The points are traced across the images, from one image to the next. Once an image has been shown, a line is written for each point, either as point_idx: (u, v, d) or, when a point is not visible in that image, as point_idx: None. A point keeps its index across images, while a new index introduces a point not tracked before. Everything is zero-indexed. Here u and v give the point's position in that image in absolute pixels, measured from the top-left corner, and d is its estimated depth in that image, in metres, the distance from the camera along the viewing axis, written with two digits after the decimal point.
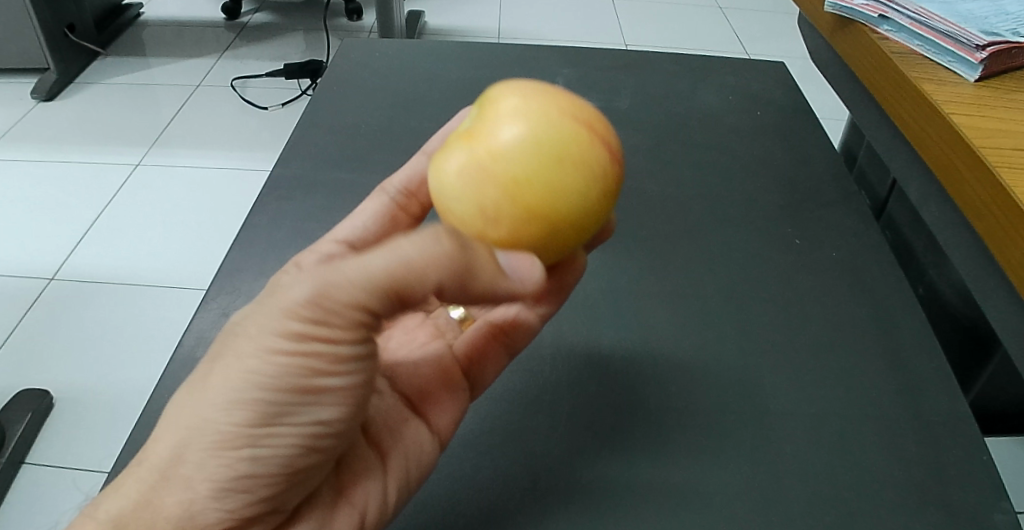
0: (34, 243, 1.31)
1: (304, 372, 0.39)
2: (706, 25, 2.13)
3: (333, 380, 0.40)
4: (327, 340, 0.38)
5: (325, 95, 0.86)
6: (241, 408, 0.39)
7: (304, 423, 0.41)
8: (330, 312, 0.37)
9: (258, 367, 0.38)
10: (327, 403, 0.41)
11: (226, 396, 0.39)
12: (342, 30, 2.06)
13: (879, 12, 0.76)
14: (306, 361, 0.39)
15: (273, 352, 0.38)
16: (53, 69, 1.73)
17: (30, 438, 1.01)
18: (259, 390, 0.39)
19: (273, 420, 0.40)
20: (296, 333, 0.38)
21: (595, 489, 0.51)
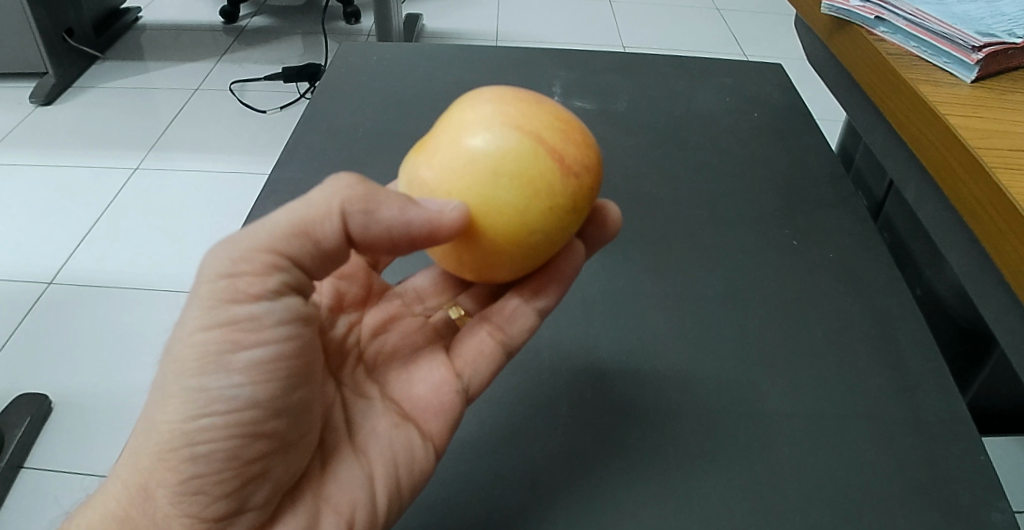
0: (32, 247, 1.31)
1: (230, 346, 0.41)
2: (703, 27, 2.14)
3: (256, 353, 0.42)
4: (246, 307, 0.41)
5: (323, 98, 0.86)
6: (183, 396, 0.41)
7: (240, 403, 0.42)
8: (240, 273, 0.41)
9: (181, 348, 0.41)
10: (257, 379, 0.42)
11: (169, 387, 0.41)
12: (340, 33, 2.07)
13: (875, 13, 0.76)
14: (227, 333, 0.41)
15: (195, 330, 0.41)
16: (52, 73, 1.74)
17: (30, 441, 1.01)
18: (193, 376, 0.41)
19: (207, 406, 0.41)
20: (213, 306, 0.41)
21: (592, 491, 0.51)
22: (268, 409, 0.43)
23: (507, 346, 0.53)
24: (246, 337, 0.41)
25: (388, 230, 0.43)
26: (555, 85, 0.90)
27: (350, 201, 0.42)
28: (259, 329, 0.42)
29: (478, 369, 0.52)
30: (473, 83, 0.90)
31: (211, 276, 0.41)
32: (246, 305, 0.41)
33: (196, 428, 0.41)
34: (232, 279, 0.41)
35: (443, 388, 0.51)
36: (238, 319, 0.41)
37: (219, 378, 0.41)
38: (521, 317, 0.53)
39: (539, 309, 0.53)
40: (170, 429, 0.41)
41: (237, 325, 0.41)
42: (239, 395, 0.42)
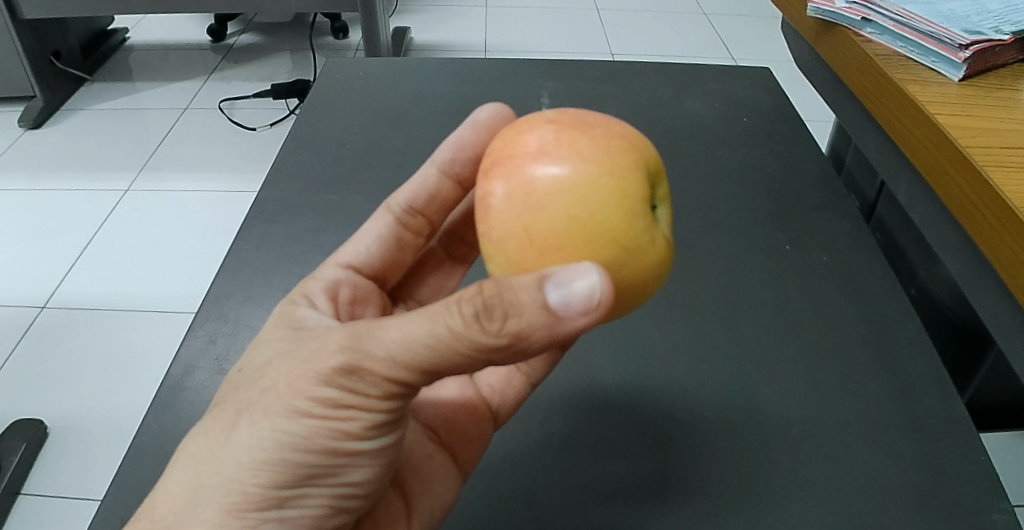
0: (24, 272, 1.31)
1: (338, 436, 0.40)
2: (691, 33, 2.15)
3: (366, 444, 0.42)
4: (364, 409, 0.39)
5: (310, 116, 0.86)
6: (274, 469, 0.40)
7: (337, 484, 0.42)
8: (365, 379, 0.38)
9: (288, 427, 0.39)
10: (360, 466, 0.42)
11: (261, 456, 0.39)
12: (328, 48, 2.07)
13: (862, 15, 0.76)
14: (342, 426, 0.40)
15: (309, 415, 0.39)
16: (40, 96, 1.73)
17: (26, 467, 1.00)
18: (289, 451, 0.40)
19: (302, 481, 0.41)
20: (329, 400, 0.39)
21: (597, 478, 0.52)
22: (360, 488, 0.43)
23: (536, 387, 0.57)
24: (360, 431, 0.41)
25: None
26: (542, 95, 0.89)
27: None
28: (368, 428, 0.41)
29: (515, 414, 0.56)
30: (460, 96, 0.90)
31: (330, 376, 0.38)
32: (362, 408, 0.39)
33: (281, 496, 0.41)
34: (352, 385, 0.38)
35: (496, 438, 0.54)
36: (354, 417, 0.40)
37: (323, 463, 0.41)
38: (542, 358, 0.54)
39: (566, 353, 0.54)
40: (254, 497, 0.40)
41: (349, 421, 0.40)
42: (340, 477, 0.42)
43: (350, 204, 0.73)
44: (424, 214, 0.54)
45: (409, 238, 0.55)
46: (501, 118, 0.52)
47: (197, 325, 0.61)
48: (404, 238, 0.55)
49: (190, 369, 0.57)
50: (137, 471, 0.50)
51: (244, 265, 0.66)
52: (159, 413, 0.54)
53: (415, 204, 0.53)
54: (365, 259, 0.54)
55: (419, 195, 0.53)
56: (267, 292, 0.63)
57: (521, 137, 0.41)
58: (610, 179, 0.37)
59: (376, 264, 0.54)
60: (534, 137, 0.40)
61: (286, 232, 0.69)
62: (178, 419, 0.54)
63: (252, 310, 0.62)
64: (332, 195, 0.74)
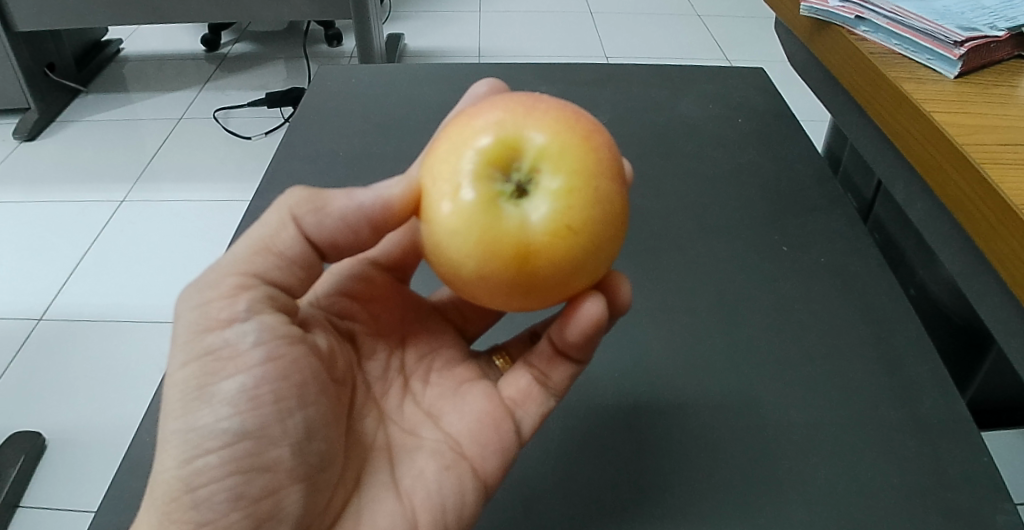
0: (20, 284, 1.31)
1: (211, 378, 0.41)
2: (685, 34, 2.15)
3: (237, 377, 0.41)
4: (219, 334, 0.41)
5: (302, 124, 0.86)
6: (178, 440, 0.40)
7: (228, 432, 0.41)
8: (213, 308, 0.41)
9: (171, 391, 0.41)
10: (244, 410, 0.41)
11: (166, 433, 0.41)
12: (322, 56, 2.07)
13: (855, 13, 0.76)
14: (206, 366, 0.41)
15: (181, 365, 0.41)
16: (34, 108, 1.74)
17: (25, 479, 1.00)
18: (177, 414, 0.41)
19: (203, 441, 0.40)
20: (189, 340, 0.41)
21: (595, 488, 0.51)
22: (253, 429, 0.41)
23: (551, 391, 0.50)
24: (225, 367, 0.41)
25: (343, 221, 0.43)
26: None
27: (298, 205, 0.43)
28: (235, 356, 0.41)
29: (529, 412, 0.49)
30: (452, 102, 0.90)
31: (185, 318, 0.42)
32: (221, 332, 0.41)
33: (194, 463, 0.40)
34: (203, 309, 0.42)
35: (488, 417, 0.49)
36: (218, 350, 0.41)
37: (205, 413, 0.40)
38: (559, 367, 0.49)
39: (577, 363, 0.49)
40: (167, 481, 0.40)
41: (217, 354, 0.41)
42: (230, 427, 0.41)
43: None
44: None
45: None
46: (497, 88, 0.54)
47: None
48: None
49: None
50: (130, 485, 0.50)
51: None
52: (151, 425, 0.54)
53: None
54: (385, 252, 0.53)
55: None
56: None
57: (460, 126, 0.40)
58: (548, 182, 0.37)
59: (395, 256, 0.53)
60: (473, 124, 0.39)
61: None
62: None
63: None
64: None
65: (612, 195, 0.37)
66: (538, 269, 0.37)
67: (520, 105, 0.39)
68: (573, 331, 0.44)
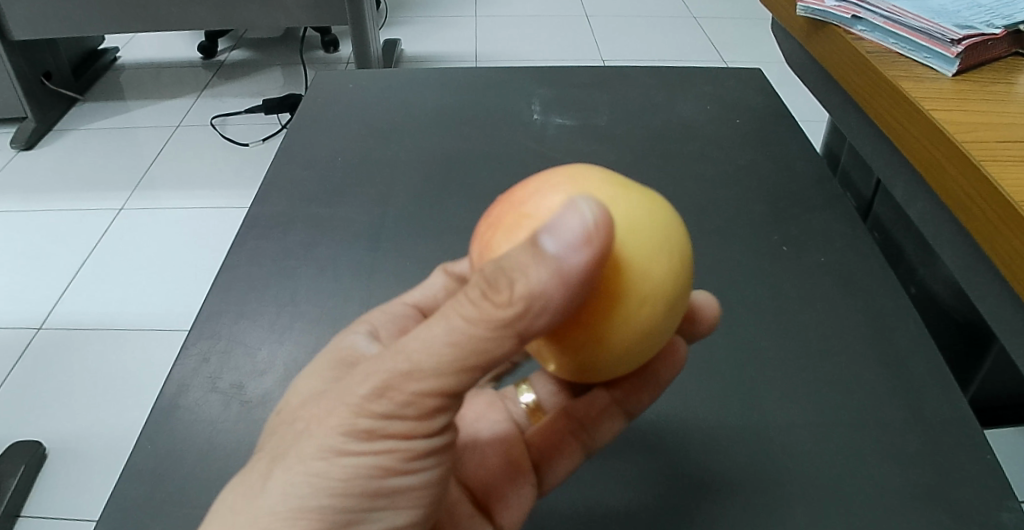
0: (19, 293, 1.30)
1: (381, 474, 0.38)
2: (681, 36, 2.15)
3: (404, 478, 0.39)
4: (404, 436, 0.37)
5: (300, 130, 0.86)
6: (318, 522, 0.37)
7: (371, 526, 0.39)
8: (403, 405, 0.36)
9: (324, 470, 0.37)
10: (400, 505, 0.40)
11: (295, 505, 0.36)
12: (319, 62, 2.07)
13: (852, 12, 0.76)
14: (379, 463, 0.37)
15: (339, 454, 0.36)
16: (31, 117, 1.73)
17: (25, 489, 0.99)
18: (325, 496, 0.37)
19: (344, 527, 0.38)
20: (365, 431, 0.36)
21: (604, 495, 0.50)
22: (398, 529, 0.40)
23: (591, 446, 0.50)
24: (393, 468, 0.38)
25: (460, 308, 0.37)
26: (533, 102, 0.89)
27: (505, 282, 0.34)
28: (412, 462, 0.38)
29: (560, 469, 0.50)
30: (451, 106, 0.89)
31: (373, 409, 0.36)
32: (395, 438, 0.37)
33: None
34: (396, 416, 0.36)
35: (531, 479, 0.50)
36: (388, 450, 0.37)
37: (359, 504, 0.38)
38: (610, 421, 0.50)
39: (629, 415, 0.50)
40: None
41: (389, 456, 0.37)
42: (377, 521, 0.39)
43: (343, 218, 0.72)
44: None
45: None
46: None
47: (189, 343, 0.60)
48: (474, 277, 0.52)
49: (184, 388, 0.56)
50: (133, 493, 0.49)
51: (237, 281, 0.66)
52: (153, 433, 0.53)
53: None
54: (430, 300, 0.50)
55: None
56: (261, 310, 0.63)
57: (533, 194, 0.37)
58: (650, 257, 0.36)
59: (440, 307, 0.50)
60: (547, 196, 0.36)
61: (279, 248, 0.69)
62: (173, 440, 0.53)
63: (245, 328, 0.61)
64: (322, 209, 0.74)
65: (691, 271, 0.38)
66: (637, 345, 0.37)
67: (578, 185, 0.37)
68: (664, 366, 0.48)
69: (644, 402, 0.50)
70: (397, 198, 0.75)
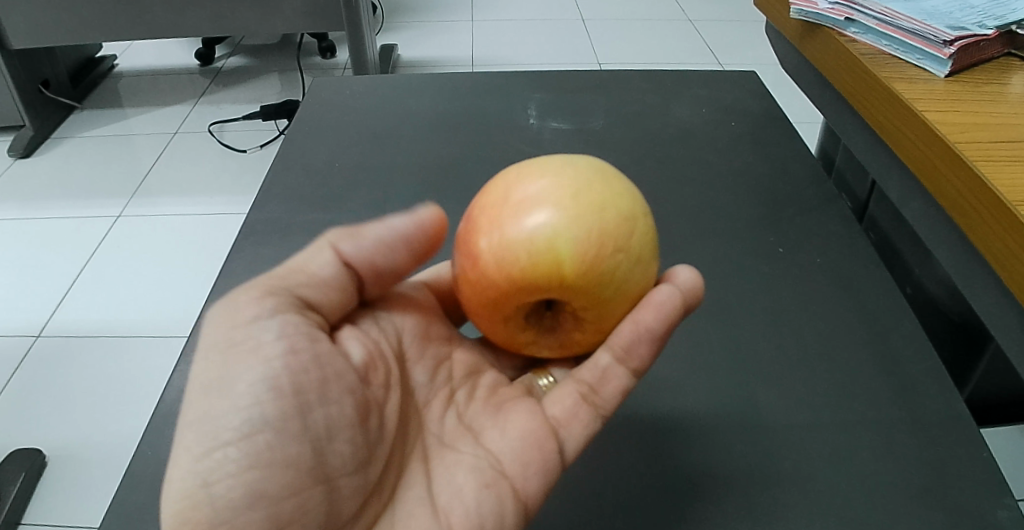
0: (17, 302, 1.30)
1: (232, 367, 0.42)
2: (677, 39, 2.16)
3: (267, 370, 0.42)
4: (248, 324, 0.43)
5: (298, 136, 0.86)
6: (207, 424, 0.40)
7: (249, 422, 0.40)
8: (257, 304, 0.44)
9: (203, 377, 0.42)
10: (265, 400, 0.41)
11: (193, 418, 0.41)
12: (316, 68, 2.08)
13: (845, 14, 0.77)
14: (232, 357, 0.42)
15: (212, 361, 0.42)
16: (29, 125, 1.73)
17: (26, 496, 0.99)
18: (212, 395, 0.41)
19: (228, 431, 0.40)
20: (228, 332, 0.43)
21: (605, 489, 0.51)
22: (279, 423, 0.41)
23: (601, 409, 0.49)
24: (248, 357, 0.42)
25: (386, 249, 0.47)
26: (530, 106, 0.90)
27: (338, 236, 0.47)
28: (259, 349, 0.42)
29: (575, 433, 0.48)
30: (448, 111, 0.90)
31: (222, 315, 0.44)
32: (246, 327, 0.43)
33: (216, 455, 0.40)
34: (239, 314, 0.43)
35: (541, 442, 0.47)
36: (241, 343, 0.43)
37: (225, 403, 0.41)
38: (615, 379, 0.48)
39: (634, 370, 0.48)
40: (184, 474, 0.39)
41: (239, 347, 0.42)
42: (252, 416, 0.40)
43: (341, 224, 0.72)
44: None
45: None
46: None
47: (189, 349, 0.60)
48: None
49: (183, 393, 0.57)
50: (133, 499, 0.50)
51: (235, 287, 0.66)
52: (153, 439, 0.54)
53: None
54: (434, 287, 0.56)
55: None
56: None
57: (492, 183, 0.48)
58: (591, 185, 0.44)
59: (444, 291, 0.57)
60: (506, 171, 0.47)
61: (276, 253, 0.69)
62: (173, 446, 0.53)
63: None
64: (320, 214, 0.74)
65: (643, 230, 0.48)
66: (611, 265, 0.42)
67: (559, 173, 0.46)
68: (647, 317, 0.45)
69: (644, 357, 0.47)
70: (394, 204, 0.75)
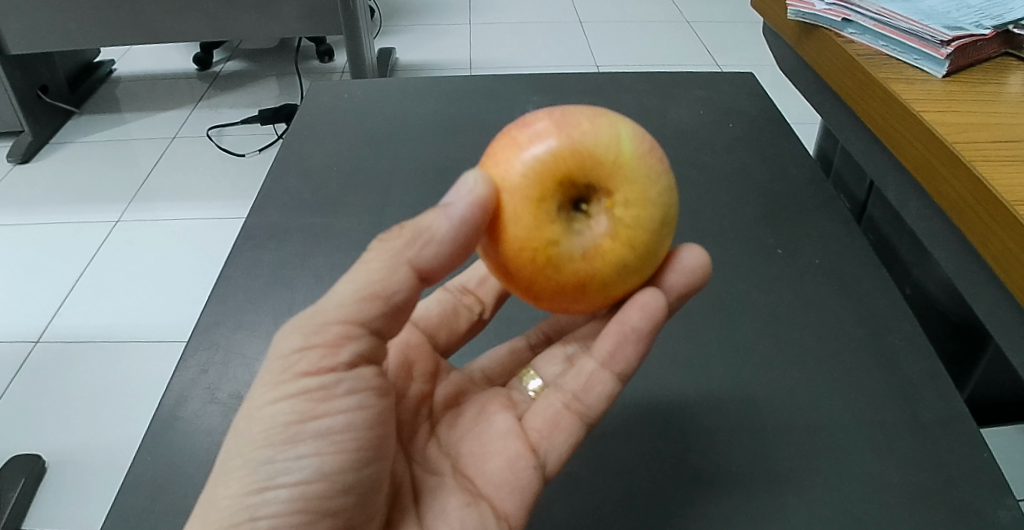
0: (17, 307, 1.30)
1: (305, 416, 0.42)
2: (675, 41, 2.16)
3: (329, 422, 0.43)
4: (326, 370, 0.42)
5: (296, 140, 0.86)
6: (252, 467, 0.41)
7: (301, 472, 0.42)
8: (328, 337, 0.42)
9: (260, 416, 0.42)
10: (325, 451, 0.42)
11: (238, 458, 0.41)
12: (314, 72, 2.08)
13: (842, 15, 0.77)
14: (303, 405, 0.42)
15: (273, 400, 0.42)
16: (28, 130, 1.73)
17: (26, 502, 0.99)
18: (266, 436, 0.41)
19: (273, 478, 0.41)
20: (298, 371, 0.42)
21: (605, 493, 0.51)
22: (328, 477, 0.42)
23: (585, 417, 0.49)
24: (320, 407, 0.42)
25: (454, 243, 0.42)
26: (528, 109, 0.90)
27: (416, 255, 0.43)
28: (329, 399, 0.42)
29: (556, 445, 0.48)
30: (446, 114, 0.90)
31: (285, 349, 0.42)
32: (318, 377, 0.42)
33: (261, 500, 0.41)
34: (306, 352, 0.42)
35: (520, 463, 0.48)
36: (313, 389, 0.42)
37: (290, 452, 0.41)
38: (599, 385, 0.49)
39: (618, 374, 0.48)
40: (229, 507, 0.40)
41: (313, 395, 0.42)
42: (308, 467, 0.42)
43: (340, 228, 0.72)
44: (477, 293, 0.60)
45: (466, 310, 0.59)
46: None
47: (188, 354, 0.60)
48: (463, 312, 0.59)
49: (183, 399, 0.57)
50: (132, 505, 0.50)
51: (234, 291, 0.66)
52: (153, 444, 0.54)
53: (470, 284, 0.60)
54: (425, 316, 0.58)
55: (474, 277, 0.60)
56: (258, 320, 0.63)
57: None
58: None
59: (433, 321, 0.58)
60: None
61: (275, 258, 0.69)
62: (173, 451, 0.53)
63: (243, 339, 0.61)
64: (319, 218, 0.74)
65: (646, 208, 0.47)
66: (656, 164, 0.41)
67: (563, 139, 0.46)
68: (635, 316, 0.46)
69: (631, 360, 0.48)
70: (393, 208, 0.75)
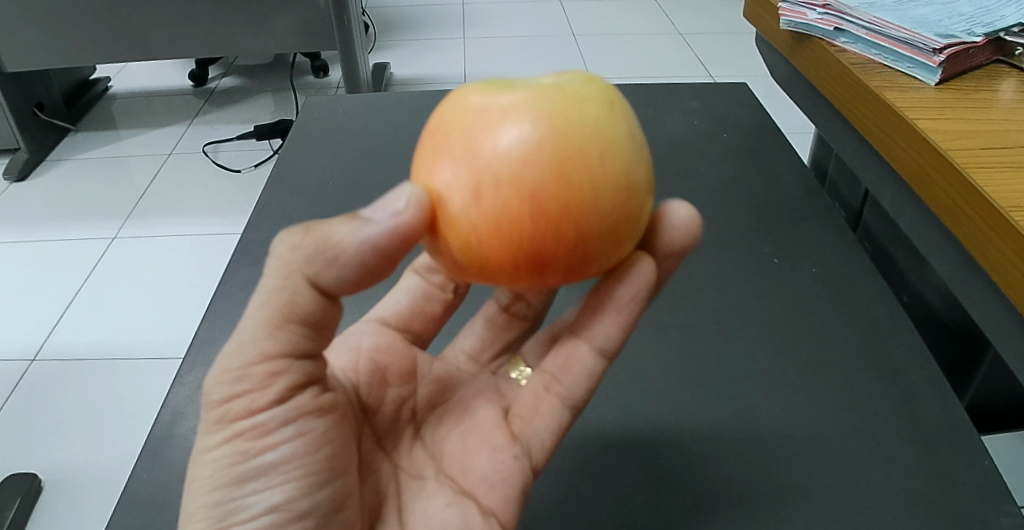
0: (12, 326, 1.30)
1: (245, 458, 0.42)
2: (669, 52, 2.17)
3: (272, 456, 0.42)
4: (250, 410, 0.41)
5: (290, 156, 0.86)
6: (208, 514, 0.41)
7: (256, 509, 0.42)
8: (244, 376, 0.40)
9: (202, 465, 0.42)
10: (274, 485, 0.42)
11: (195, 505, 0.42)
12: (309, 87, 2.09)
13: (834, 25, 0.77)
14: (238, 445, 0.42)
15: (209, 448, 0.42)
16: (24, 148, 1.74)
17: (20, 523, 0.98)
18: (213, 484, 0.41)
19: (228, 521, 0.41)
20: (223, 416, 0.41)
21: (605, 503, 0.51)
22: (284, 510, 0.42)
23: (567, 401, 0.47)
24: (257, 445, 0.42)
25: (354, 266, 0.38)
26: None
27: (309, 262, 0.37)
28: (264, 435, 0.42)
29: (540, 430, 0.48)
30: None
31: (211, 399, 0.41)
32: (250, 416, 0.41)
33: None
34: (236, 398, 0.41)
35: (501, 455, 0.47)
36: (246, 431, 0.41)
37: (240, 493, 0.42)
38: (580, 364, 0.47)
39: (601, 352, 0.46)
40: None
41: (246, 436, 0.41)
42: (262, 504, 0.42)
43: None
44: None
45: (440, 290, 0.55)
46: None
47: (185, 371, 0.60)
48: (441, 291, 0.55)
49: (179, 415, 0.57)
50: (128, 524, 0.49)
51: (230, 308, 0.66)
52: (149, 462, 0.53)
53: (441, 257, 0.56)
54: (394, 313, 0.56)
55: None
56: None
57: (467, 153, 0.33)
58: (621, 160, 0.34)
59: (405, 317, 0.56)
60: (492, 149, 0.33)
61: None
62: (170, 469, 0.53)
63: None
64: None
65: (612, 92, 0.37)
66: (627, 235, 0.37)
67: (517, 151, 0.33)
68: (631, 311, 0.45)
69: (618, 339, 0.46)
70: None
